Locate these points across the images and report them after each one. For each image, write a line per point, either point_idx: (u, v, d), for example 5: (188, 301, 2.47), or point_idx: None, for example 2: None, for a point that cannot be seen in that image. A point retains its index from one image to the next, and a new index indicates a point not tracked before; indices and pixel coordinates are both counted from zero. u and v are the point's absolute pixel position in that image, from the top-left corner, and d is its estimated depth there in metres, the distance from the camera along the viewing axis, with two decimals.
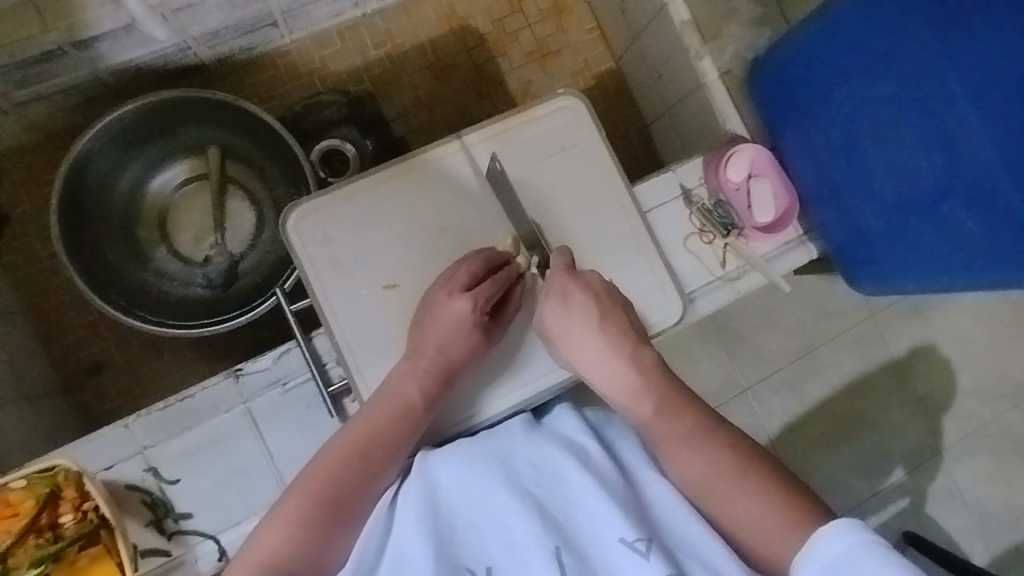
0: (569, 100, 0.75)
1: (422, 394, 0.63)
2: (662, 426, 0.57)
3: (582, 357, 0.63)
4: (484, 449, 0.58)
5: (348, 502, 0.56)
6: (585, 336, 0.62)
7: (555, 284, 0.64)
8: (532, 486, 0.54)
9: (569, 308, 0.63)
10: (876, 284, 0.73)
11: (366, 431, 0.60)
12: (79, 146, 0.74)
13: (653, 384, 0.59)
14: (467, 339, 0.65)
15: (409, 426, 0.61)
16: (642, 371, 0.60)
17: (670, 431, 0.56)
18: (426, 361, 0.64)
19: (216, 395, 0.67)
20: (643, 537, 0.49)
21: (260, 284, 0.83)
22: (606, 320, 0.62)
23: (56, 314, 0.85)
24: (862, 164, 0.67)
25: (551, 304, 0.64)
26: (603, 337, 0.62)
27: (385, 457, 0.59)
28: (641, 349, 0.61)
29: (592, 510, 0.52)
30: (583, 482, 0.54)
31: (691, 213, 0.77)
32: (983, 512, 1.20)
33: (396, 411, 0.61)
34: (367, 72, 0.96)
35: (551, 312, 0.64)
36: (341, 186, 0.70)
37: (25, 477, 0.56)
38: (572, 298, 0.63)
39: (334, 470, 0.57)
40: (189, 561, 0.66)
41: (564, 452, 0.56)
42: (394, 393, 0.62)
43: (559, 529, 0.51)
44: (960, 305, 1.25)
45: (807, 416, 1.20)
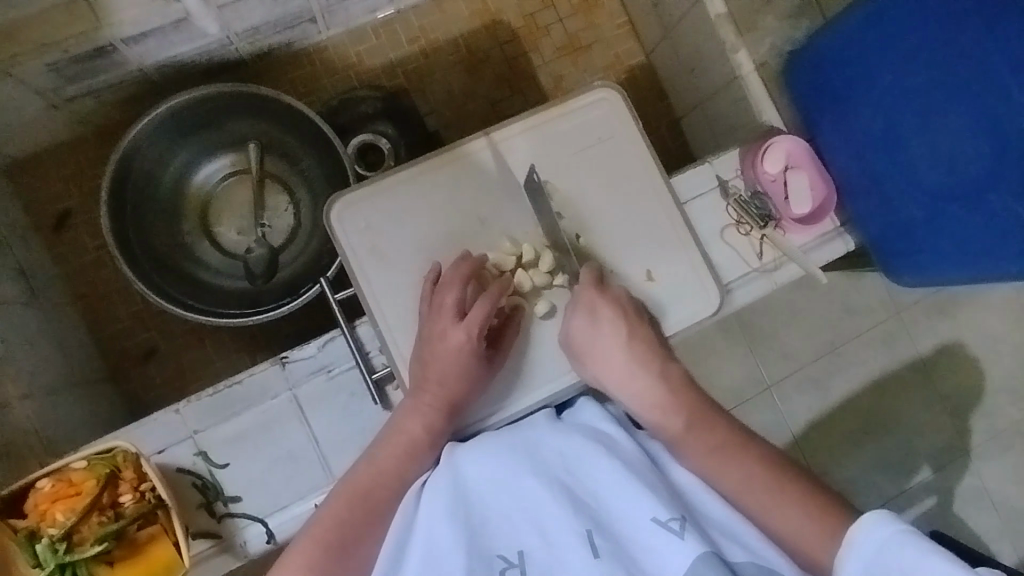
0: (606, 93, 0.76)
1: (428, 429, 0.63)
2: (689, 441, 0.57)
3: (610, 372, 0.63)
4: (511, 433, 0.58)
5: (354, 545, 0.56)
6: (611, 351, 0.63)
7: (583, 301, 0.66)
8: (560, 473, 0.55)
9: (597, 325, 0.65)
10: (914, 277, 0.72)
11: (372, 473, 0.60)
12: (130, 137, 0.76)
13: (680, 400, 0.59)
14: (467, 369, 0.65)
15: (416, 461, 0.62)
16: (671, 389, 0.60)
17: (700, 442, 0.56)
18: (429, 396, 0.64)
19: (264, 381, 0.69)
20: (676, 516, 0.50)
21: (301, 274, 0.85)
22: (634, 338, 0.64)
23: (102, 304, 0.87)
24: (904, 152, 0.67)
25: (581, 320, 0.65)
26: (632, 354, 0.63)
27: (389, 495, 0.59)
28: (667, 365, 0.62)
29: (623, 492, 0.53)
30: (610, 468, 0.55)
31: (728, 204, 0.77)
32: (1011, 512, 1.19)
33: (402, 450, 0.61)
34: (401, 67, 0.97)
35: (579, 326, 0.65)
36: (382, 177, 0.72)
37: (86, 458, 0.58)
38: (601, 318, 0.65)
39: (340, 513, 0.57)
40: (238, 543, 0.68)
41: (589, 440, 0.57)
42: (398, 432, 0.62)
43: (591, 513, 0.52)
44: (988, 302, 1.24)
45: (834, 412, 1.20)
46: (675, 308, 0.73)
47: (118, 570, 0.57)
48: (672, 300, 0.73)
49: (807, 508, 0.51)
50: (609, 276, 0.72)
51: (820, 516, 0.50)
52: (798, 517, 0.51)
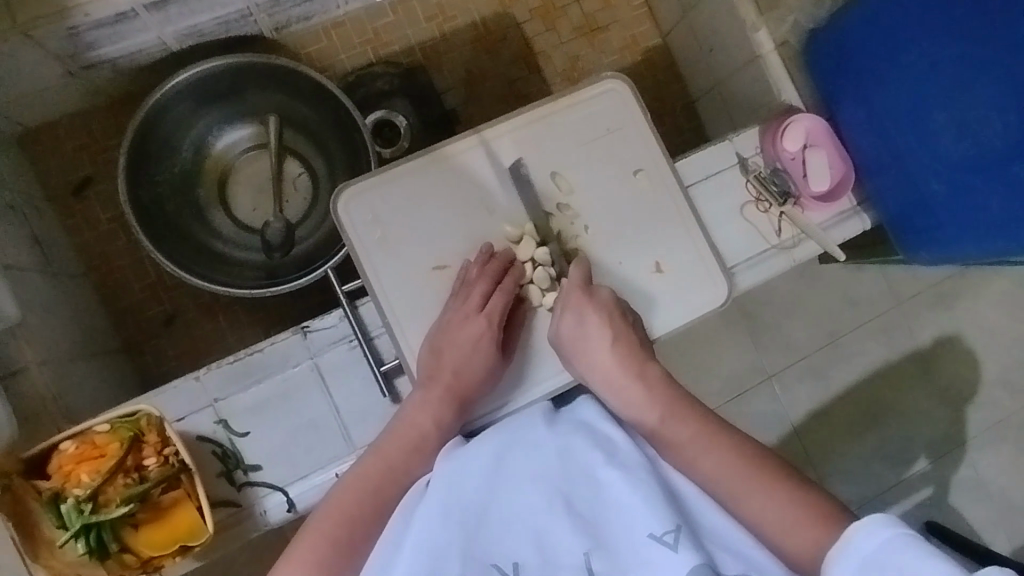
0: (614, 83, 0.75)
1: (441, 422, 0.63)
2: (668, 432, 0.56)
3: (595, 371, 0.62)
4: (509, 434, 0.56)
5: (359, 542, 0.56)
6: (596, 350, 0.62)
7: (570, 301, 0.64)
8: (558, 481, 0.52)
9: (584, 323, 0.63)
10: (932, 254, 0.74)
11: (380, 467, 0.60)
12: (156, 97, 0.75)
13: (660, 397, 0.58)
14: (477, 362, 0.65)
15: (426, 454, 0.61)
16: (651, 386, 0.59)
17: (677, 437, 0.55)
18: (442, 386, 0.64)
19: (285, 350, 0.69)
20: (671, 528, 0.48)
21: (319, 248, 0.85)
22: (617, 341, 0.62)
23: (115, 276, 0.87)
24: (927, 129, 0.68)
25: (565, 318, 0.64)
26: (615, 353, 0.61)
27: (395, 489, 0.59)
28: (648, 365, 0.61)
29: (625, 503, 0.51)
30: (613, 476, 0.52)
31: (747, 181, 0.77)
32: (1006, 504, 1.21)
33: (411, 443, 0.61)
34: (419, 44, 0.97)
35: (565, 328, 0.64)
36: (390, 166, 0.70)
37: (108, 422, 0.57)
38: (585, 315, 0.63)
39: (345, 509, 0.57)
40: (259, 512, 0.67)
41: (591, 443, 0.54)
42: (409, 427, 0.62)
43: (591, 526, 0.50)
44: (988, 295, 1.25)
45: (836, 401, 1.21)
46: (693, 286, 0.73)
47: (143, 532, 0.56)
48: (679, 293, 0.73)
49: (788, 508, 0.49)
50: (616, 268, 0.72)
51: (806, 520, 0.48)
52: (777, 507, 0.49)
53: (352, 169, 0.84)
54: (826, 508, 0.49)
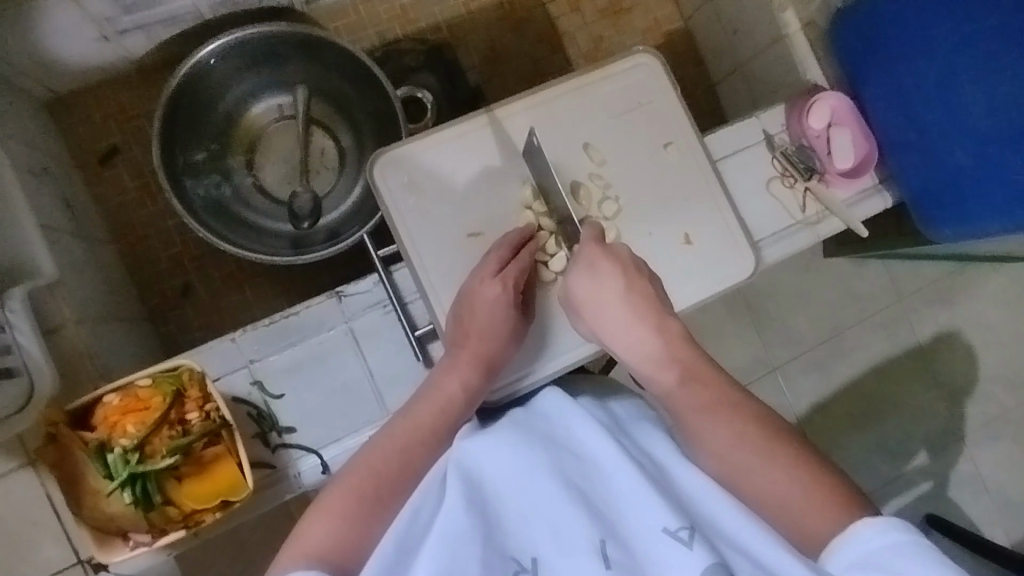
0: (646, 58, 0.76)
1: (469, 387, 0.62)
2: (683, 397, 0.54)
3: (609, 328, 0.59)
4: (525, 427, 0.58)
5: (390, 499, 0.54)
6: (610, 304, 0.58)
7: (584, 253, 0.60)
8: (574, 476, 0.52)
9: (598, 277, 0.59)
10: (955, 228, 0.75)
11: (410, 429, 0.58)
12: (193, 61, 0.76)
13: (678, 353, 0.55)
14: (504, 326, 0.64)
15: (456, 417, 0.61)
16: (670, 342, 0.56)
17: (690, 399, 0.54)
18: (475, 347, 0.63)
19: (320, 313, 0.69)
20: (686, 526, 0.46)
21: (346, 219, 0.85)
22: (633, 291, 0.58)
23: (140, 246, 0.87)
24: (955, 102, 0.69)
25: (579, 271, 0.60)
26: (630, 306, 0.58)
27: (423, 450, 0.58)
28: (665, 320, 0.57)
29: (637, 494, 0.49)
30: (622, 467, 0.52)
31: (773, 157, 0.79)
32: (1002, 495, 1.23)
33: (440, 406, 0.60)
34: (446, 22, 0.98)
35: (580, 280, 0.60)
36: (424, 133, 0.71)
37: (151, 375, 0.57)
38: (601, 267, 0.59)
39: (376, 467, 0.55)
40: (292, 475, 0.68)
41: (603, 437, 0.55)
42: (438, 391, 0.61)
43: (606, 521, 0.48)
44: (991, 287, 1.28)
45: (841, 388, 1.22)
46: (719, 259, 0.74)
47: (186, 485, 0.56)
48: (708, 264, 0.74)
49: (794, 473, 0.48)
50: (646, 238, 0.73)
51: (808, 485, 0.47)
52: (785, 478, 0.48)
53: (382, 141, 0.85)
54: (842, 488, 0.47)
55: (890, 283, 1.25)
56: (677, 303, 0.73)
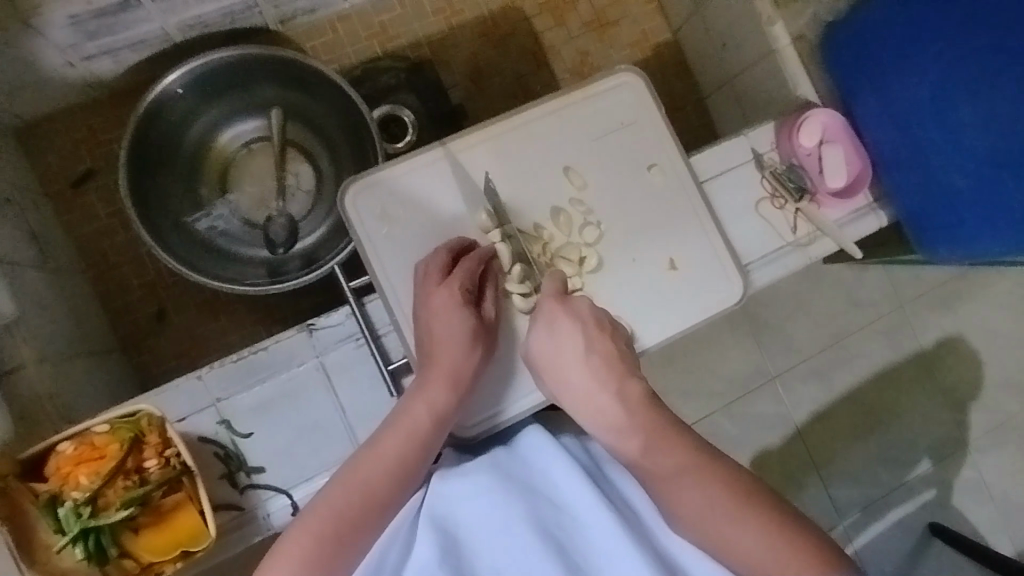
0: (629, 77, 0.73)
1: (439, 410, 0.58)
2: (649, 464, 0.50)
3: (571, 391, 0.56)
4: (504, 471, 0.55)
5: (350, 535, 0.51)
6: (571, 366, 0.57)
7: (543, 311, 0.60)
8: (554, 527, 0.50)
9: (558, 337, 0.59)
10: (951, 250, 0.72)
11: (374, 459, 0.54)
12: (159, 87, 0.74)
13: (640, 418, 0.52)
14: (463, 337, 0.61)
15: (424, 443, 0.56)
16: (630, 407, 0.53)
17: (659, 466, 0.49)
18: (442, 367, 0.60)
19: (290, 348, 0.67)
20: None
21: (322, 244, 0.83)
22: (593, 353, 0.57)
23: (113, 274, 0.86)
24: (952, 121, 0.66)
25: (539, 333, 0.60)
26: (589, 366, 0.56)
27: (388, 481, 0.54)
28: (626, 381, 0.55)
29: (614, 550, 0.48)
30: (602, 518, 0.50)
31: (762, 177, 0.76)
32: (1010, 506, 1.19)
33: (407, 433, 0.56)
34: (427, 38, 0.96)
35: (539, 342, 0.60)
36: (397, 159, 0.68)
37: (108, 422, 0.55)
38: (559, 328, 0.59)
39: (336, 503, 0.51)
40: (261, 516, 0.65)
41: (584, 483, 0.52)
42: (405, 416, 0.57)
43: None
44: (994, 295, 1.24)
45: (842, 401, 1.19)
46: (706, 284, 0.71)
47: (143, 537, 0.54)
48: (695, 289, 0.71)
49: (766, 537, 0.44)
50: (630, 264, 0.70)
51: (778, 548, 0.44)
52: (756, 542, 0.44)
53: (359, 164, 0.83)
54: (812, 544, 0.44)
55: (891, 294, 1.22)
56: (663, 332, 0.70)
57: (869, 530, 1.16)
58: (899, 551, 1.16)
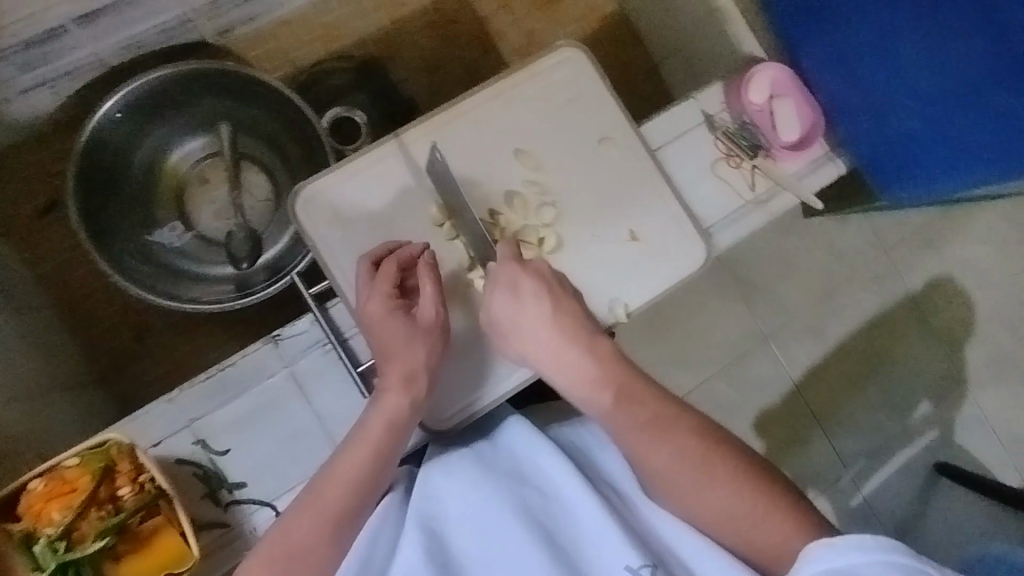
0: (570, 52, 0.72)
1: (396, 419, 0.57)
2: (620, 417, 0.53)
3: (541, 351, 0.57)
4: (489, 463, 0.55)
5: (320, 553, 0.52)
6: (538, 327, 0.57)
7: (501, 276, 0.58)
8: (540, 514, 0.51)
9: (524, 300, 0.57)
10: (915, 189, 0.73)
11: (336, 474, 0.54)
12: (99, 113, 0.74)
13: (609, 373, 0.55)
14: (416, 347, 0.59)
15: (385, 453, 0.56)
16: (601, 360, 0.55)
17: (630, 419, 0.53)
18: (399, 371, 0.59)
19: (258, 361, 0.66)
20: (648, 563, 0.47)
21: (286, 252, 0.82)
22: (561, 313, 0.57)
23: (82, 306, 0.86)
24: (897, 62, 0.65)
25: (503, 302, 0.58)
26: (555, 325, 0.56)
27: (353, 495, 0.54)
28: (596, 340, 0.57)
29: (599, 533, 0.49)
30: (589, 507, 0.50)
31: (716, 138, 0.75)
32: (1013, 437, 1.20)
33: (372, 449, 0.55)
34: (370, 36, 0.94)
35: (502, 308, 0.58)
36: (346, 161, 0.67)
37: (77, 454, 0.55)
38: (524, 296, 0.57)
39: (301, 524, 0.52)
40: (248, 531, 0.65)
41: (571, 472, 0.53)
42: (371, 429, 0.56)
43: (568, 558, 0.49)
44: (975, 230, 1.24)
45: (834, 354, 1.18)
46: (669, 252, 0.71)
47: (126, 563, 0.54)
48: (659, 257, 0.71)
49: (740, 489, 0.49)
50: (591, 240, 0.70)
51: (760, 504, 0.49)
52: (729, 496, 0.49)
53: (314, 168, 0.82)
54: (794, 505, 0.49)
55: (873, 240, 1.21)
56: (633, 303, 0.70)
57: (875, 475, 1.16)
58: (906, 492, 1.17)
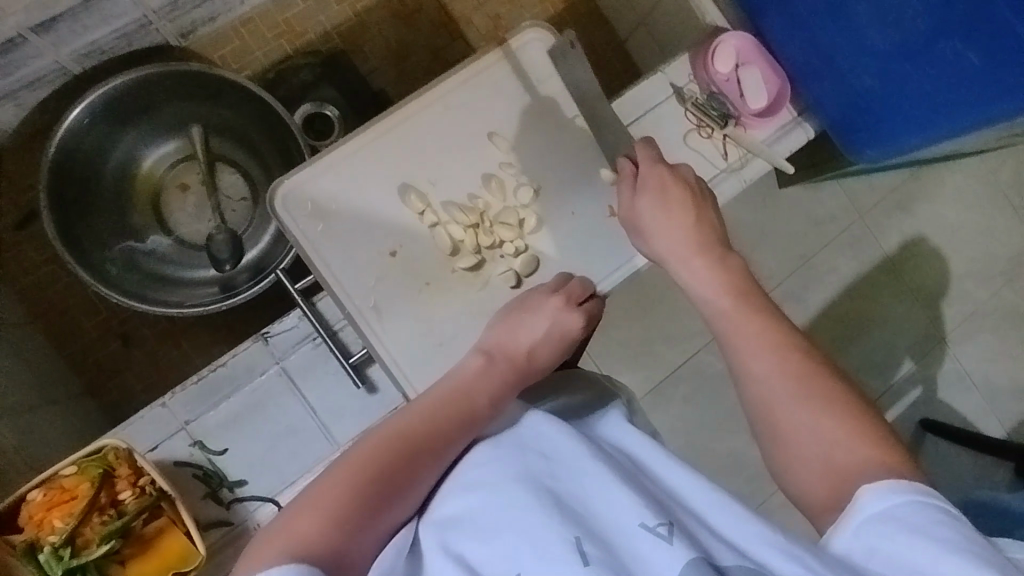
0: (538, 33, 0.73)
1: (496, 395, 0.57)
2: (734, 317, 0.57)
3: (673, 247, 0.64)
4: (498, 442, 0.52)
5: (390, 496, 0.49)
6: (678, 227, 0.64)
7: (650, 181, 0.66)
8: (545, 480, 0.48)
9: (666, 207, 0.65)
10: (877, 149, 0.75)
11: (419, 422, 0.53)
12: (66, 122, 0.73)
13: (735, 282, 0.60)
14: (542, 325, 0.62)
15: (472, 424, 0.54)
16: (728, 270, 0.61)
17: (747, 322, 0.56)
18: (502, 366, 0.59)
19: (249, 358, 0.67)
20: (664, 520, 0.43)
21: (268, 251, 0.82)
22: (699, 220, 0.65)
23: (63, 319, 0.85)
24: (850, 25, 0.65)
25: (651, 200, 0.65)
26: (696, 232, 0.63)
27: (429, 451, 0.52)
28: (728, 256, 0.62)
29: (605, 491, 0.46)
30: (596, 468, 0.48)
31: (686, 110, 0.76)
32: (990, 387, 1.24)
33: (457, 409, 0.54)
34: (335, 29, 0.94)
35: (647, 208, 0.65)
36: (322, 154, 0.67)
37: (75, 463, 0.55)
38: (672, 196, 0.65)
39: (377, 458, 0.50)
40: (252, 527, 0.65)
41: (577, 440, 0.51)
42: (460, 395, 0.56)
43: (577, 519, 0.45)
44: (944, 189, 1.27)
45: (816, 318, 1.21)
46: None
47: (132, 567, 0.55)
48: None
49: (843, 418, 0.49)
50: (570, 217, 0.71)
51: (850, 427, 0.48)
52: (821, 426, 0.49)
53: (289, 166, 0.82)
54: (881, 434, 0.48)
55: (847, 204, 1.23)
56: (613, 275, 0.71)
57: None
58: None
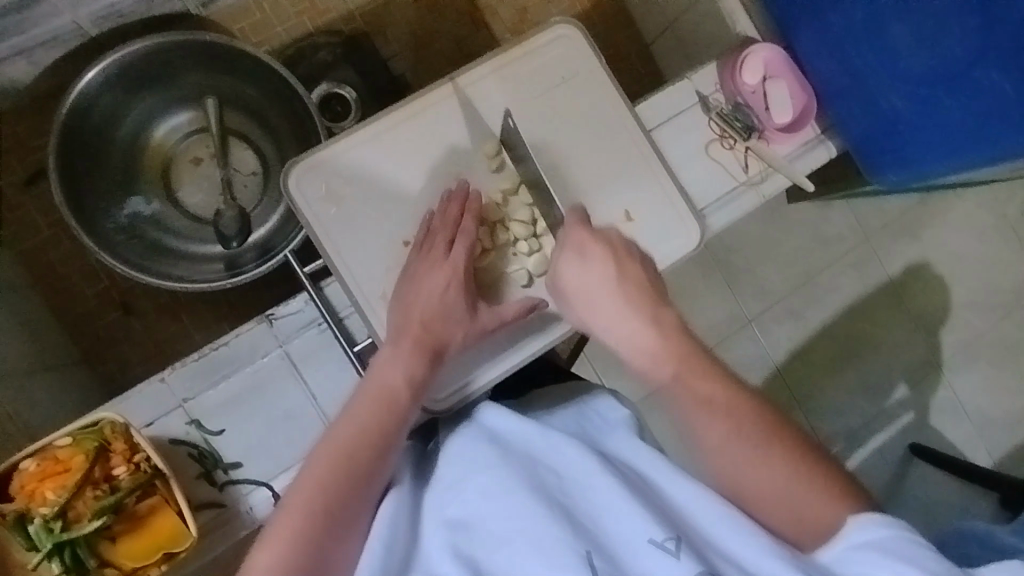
0: (566, 29, 0.72)
1: (417, 375, 0.55)
2: (680, 388, 0.49)
3: (598, 315, 0.53)
4: (502, 447, 0.53)
5: (341, 514, 0.47)
6: (600, 292, 0.53)
7: (569, 240, 0.56)
8: (554, 492, 0.48)
9: (587, 264, 0.55)
10: (899, 172, 0.74)
11: (353, 427, 0.50)
12: (81, 85, 0.72)
13: (674, 345, 0.51)
14: (455, 309, 0.59)
15: (402, 410, 0.53)
16: (665, 333, 0.51)
17: (695, 389, 0.49)
18: (410, 340, 0.56)
19: (252, 340, 0.66)
20: (671, 535, 0.43)
21: (276, 231, 0.81)
22: (625, 275, 0.53)
23: (63, 285, 0.84)
24: (884, 44, 0.65)
25: (567, 260, 0.55)
26: (622, 296, 0.53)
27: (371, 457, 0.49)
28: (663, 311, 0.52)
29: (615, 504, 0.47)
30: (604, 481, 0.48)
31: (710, 119, 0.75)
32: (983, 418, 1.24)
33: (382, 399, 0.52)
34: (358, 10, 0.93)
35: (570, 272, 0.55)
36: (338, 138, 0.66)
37: (70, 435, 0.54)
38: (592, 253, 0.55)
39: (322, 478, 0.47)
40: (245, 511, 0.65)
41: (585, 451, 0.51)
42: (380, 384, 0.53)
43: (586, 532, 0.45)
44: (954, 216, 1.26)
45: (816, 336, 1.20)
46: (659, 233, 0.71)
47: (122, 543, 0.54)
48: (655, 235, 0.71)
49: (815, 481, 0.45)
50: None
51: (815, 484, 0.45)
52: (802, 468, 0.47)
53: (303, 146, 0.81)
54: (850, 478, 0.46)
55: (856, 224, 1.22)
56: None
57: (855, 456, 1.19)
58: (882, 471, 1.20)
